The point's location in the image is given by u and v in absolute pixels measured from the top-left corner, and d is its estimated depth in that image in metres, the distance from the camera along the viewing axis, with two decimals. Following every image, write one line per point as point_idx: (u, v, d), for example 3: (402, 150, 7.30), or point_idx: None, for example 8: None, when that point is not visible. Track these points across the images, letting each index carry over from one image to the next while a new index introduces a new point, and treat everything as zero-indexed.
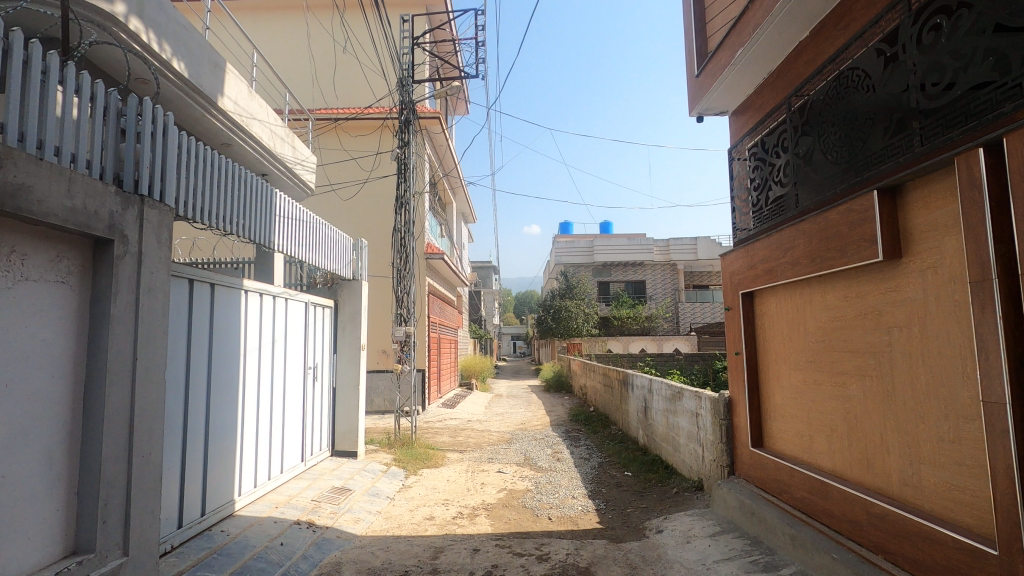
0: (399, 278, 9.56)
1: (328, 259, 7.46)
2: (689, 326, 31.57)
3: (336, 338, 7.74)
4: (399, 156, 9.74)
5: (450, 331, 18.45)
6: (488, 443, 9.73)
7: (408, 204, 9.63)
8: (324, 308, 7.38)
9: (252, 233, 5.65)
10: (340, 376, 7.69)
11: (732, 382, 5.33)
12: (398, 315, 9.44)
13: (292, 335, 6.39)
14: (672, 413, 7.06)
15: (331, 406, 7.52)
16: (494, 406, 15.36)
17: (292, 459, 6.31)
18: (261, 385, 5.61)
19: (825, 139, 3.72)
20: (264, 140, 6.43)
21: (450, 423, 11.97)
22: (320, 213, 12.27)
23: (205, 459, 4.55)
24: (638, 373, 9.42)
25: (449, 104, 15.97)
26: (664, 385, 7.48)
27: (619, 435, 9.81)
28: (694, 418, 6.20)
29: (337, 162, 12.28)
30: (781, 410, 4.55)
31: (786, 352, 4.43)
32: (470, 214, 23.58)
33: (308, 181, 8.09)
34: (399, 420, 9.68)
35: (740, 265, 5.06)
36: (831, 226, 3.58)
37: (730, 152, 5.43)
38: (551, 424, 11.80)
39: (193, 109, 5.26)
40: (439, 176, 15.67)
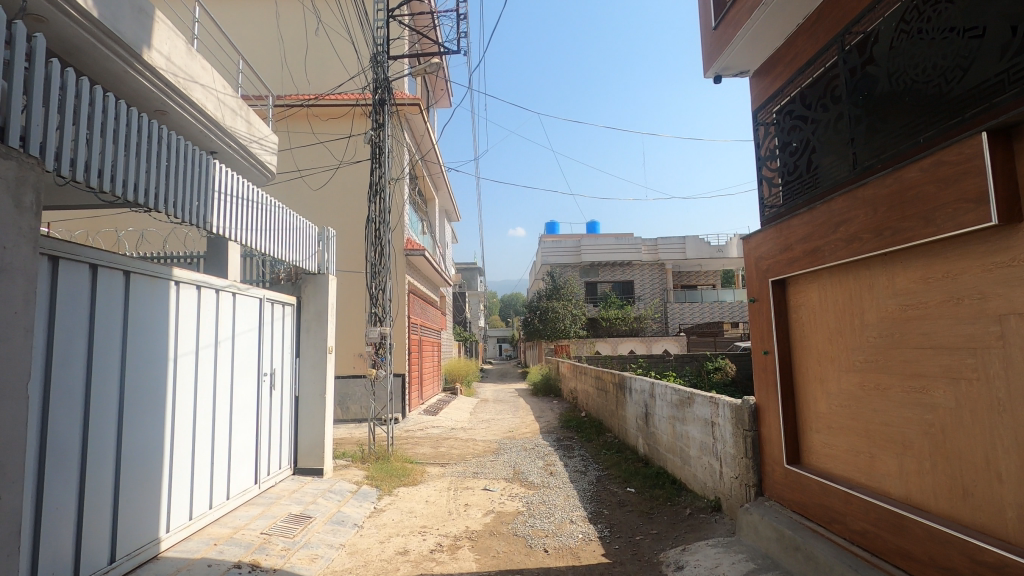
0: (374, 273, 8.57)
1: (289, 249, 6.54)
2: (679, 327, 31.01)
3: (299, 341, 6.82)
4: (373, 139, 8.82)
5: (433, 333, 17.53)
6: (472, 455, 8.85)
7: (383, 192, 8.70)
8: (284, 306, 6.47)
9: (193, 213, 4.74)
10: (304, 384, 6.77)
11: (757, 387, 4.55)
12: (372, 314, 8.49)
13: (242, 337, 5.48)
14: (681, 421, 6.25)
15: (292, 418, 6.60)
16: (480, 412, 14.47)
17: (243, 483, 5.39)
18: (200, 395, 4.69)
19: (896, 79, 2.93)
20: (208, 108, 5.50)
21: (432, 432, 11.07)
22: (288, 205, 11.33)
23: (115, 490, 3.64)
24: (637, 376, 8.58)
25: (430, 92, 15.08)
26: (670, 389, 6.67)
27: (616, 444, 8.97)
28: (709, 427, 5.40)
29: (306, 148, 11.41)
30: (825, 420, 3.77)
31: (833, 351, 3.65)
32: (453, 212, 22.78)
33: (267, 162, 7.16)
34: (374, 430, 8.77)
35: (770, 247, 4.27)
36: (909, 188, 2.78)
37: (752, 116, 4.63)
38: (542, 432, 10.95)
39: (112, 63, 4.32)
40: (419, 166, 14.78)
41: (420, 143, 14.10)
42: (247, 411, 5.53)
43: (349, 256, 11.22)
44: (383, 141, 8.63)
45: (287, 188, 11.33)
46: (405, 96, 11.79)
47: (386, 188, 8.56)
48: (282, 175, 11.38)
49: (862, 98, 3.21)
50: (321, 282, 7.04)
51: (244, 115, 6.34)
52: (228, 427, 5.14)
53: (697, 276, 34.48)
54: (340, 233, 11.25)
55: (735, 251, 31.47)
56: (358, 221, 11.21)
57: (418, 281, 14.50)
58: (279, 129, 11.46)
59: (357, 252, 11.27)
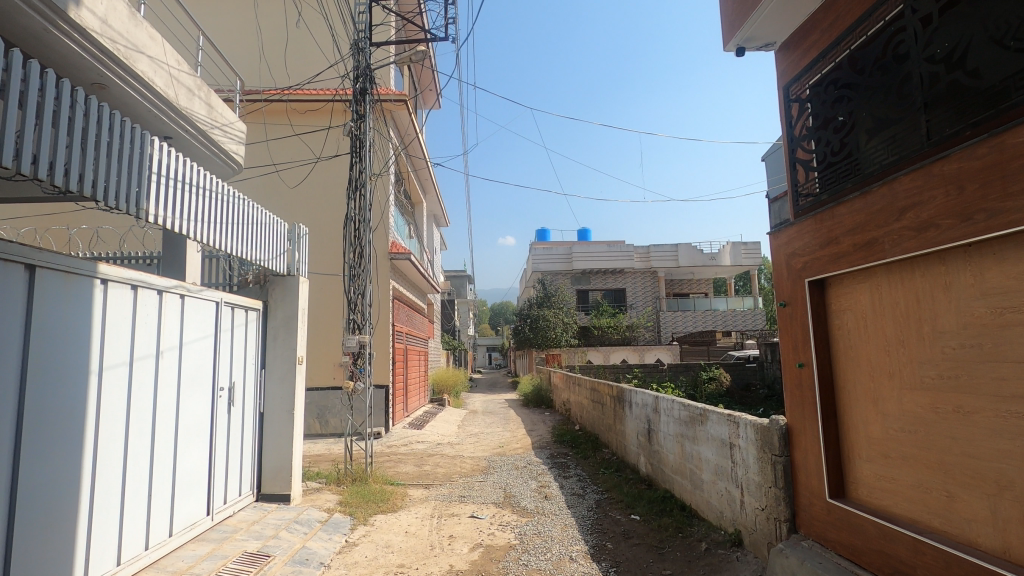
0: (352, 276, 7.81)
1: (257, 247, 5.84)
2: (671, 336, 30.59)
3: (264, 350, 6.10)
4: (353, 131, 8.16)
5: (419, 342, 16.81)
6: (459, 475, 8.15)
7: (364, 188, 7.96)
8: (247, 311, 5.76)
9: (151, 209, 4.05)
10: (269, 398, 6.04)
11: (788, 404, 3.91)
12: (349, 322, 7.73)
13: (192, 345, 4.76)
14: (692, 440, 5.61)
15: (256, 437, 5.88)
16: (468, 425, 13.75)
17: (192, 515, 4.66)
18: (135, 416, 3.96)
19: (994, 23, 2.36)
20: (157, 83, 4.82)
21: (416, 448, 10.35)
22: (263, 204, 10.65)
23: (6, 540, 2.92)
24: (637, 389, 7.93)
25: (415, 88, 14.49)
26: (679, 404, 6.04)
27: (615, 462, 8.30)
28: (727, 449, 4.77)
29: (283, 142, 10.77)
30: (881, 447, 3.14)
31: (891, 363, 3.04)
32: (442, 217, 22.20)
33: (233, 152, 6.46)
34: (352, 447, 8.04)
35: (805, 242, 3.65)
36: (1012, 158, 2.19)
37: (780, 92, 4.02)
38: (534, 448, 10.26)
39: (30, 22, 3.60)
40: (404, 164, 14.14)
41: (405, 140, 13.52)
42: (199, 431, 4.81)
43: (327, 258, 10.52)
44: (365, 133, 7.98)
45: (262, 185, 10.67)
46: (390, 92, 11.32)
47: (367, 183, 7.89)
48: (258, 172, 10.72)
49: (941, 52, 2.62)
50: (291, 284, 6.33)
51: (204, 97, 5.66)
52: (173, 451, 4.41)
53: (688, 285, 34.37)
54: (319, 233, 10.59)
55: (727, 259, 31.20)
56: (338, 221, 10.56)
57: (403, 286, 13.80)
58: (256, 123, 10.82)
59: (337, 254, 10.59)
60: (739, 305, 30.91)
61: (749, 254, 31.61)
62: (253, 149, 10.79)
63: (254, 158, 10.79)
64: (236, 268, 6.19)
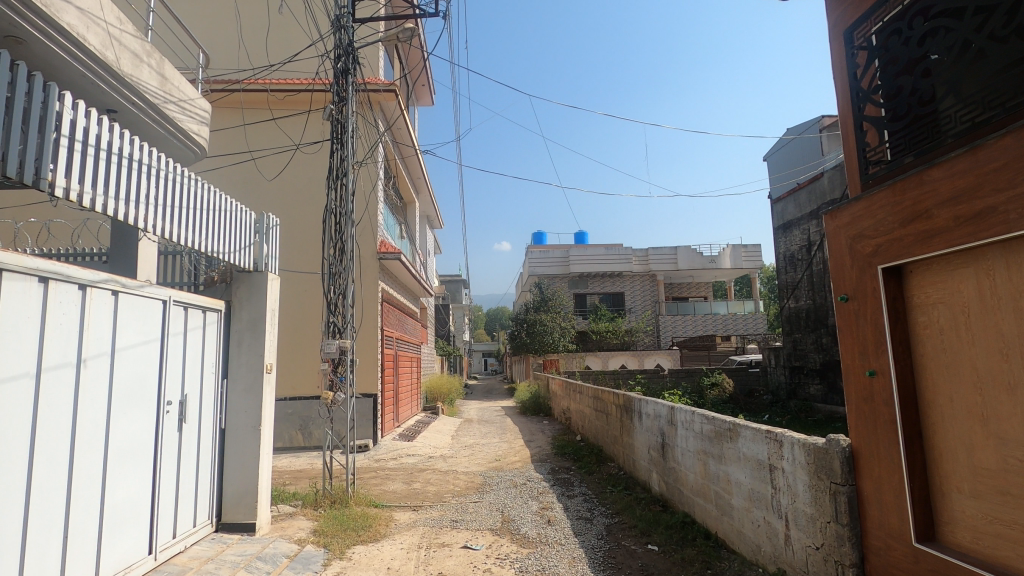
0: (332, 276, 7.02)
1: (217, 238, 5.06)
2: (670, 340, 30.03)
3: (228, 356, 5.33)
4: (334, 116, 7.41)
5: (411, 348, 16.04)
6: (452, 494, 7.38)
7: (346, 178, 7.20)
8: (204, 312, 5.00)
9: (68, 181, 3.30)
10: (231, 413, 5.25)
11: (852, 421, 3.18)
12: (328, 325, 6.93)
13: (131, 351, 3.98)
14: (719, 460, 4.89)
15: (217, 457, 5.10)
16: (463, 436, 12.98)
17: (128, 555, 3.89)
18: (42, 441, 3.17)
19: None
20: (92, 44, 4.08)
21: (407, 463, 9.58)
22: (240, 196, 10.11)
23: None
24: (648, 398, 7.19)
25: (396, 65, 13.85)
26: (701, 417, 5.32)
27: (623, 479, 7.54)
28: (766, 472, 4.03)
29: (262, 131, 10.24)
30: (995, 480, 2.43)
31: (1012, 371, 2.33)
32: (435, 218, 21.49)
33: (194, 133, 5.71)
34: (331, 463, 7.27)
35: (878, 219, 2.93)
36: None
37: (831, 40, 3.33)
38: (533, 461, 9.49)
39: None
40: (393, 158, 13.41)
41: (395, 134, 12.82)
42: (138, 454, 4.03)
43: (306, 257, 9.93)
44: (347, 117, 7.24)
45: (238, 175, 10.19)
46: (379, 82, 10.96)
47: (349, 172, 7.14)
48: (235, 163, 10.23)
49: None
50: (258, 281, 5.53)
51: (155, 65, 4.95)
52: (99, 480, 3.61)
53: (687, 288, 33.84)
54: (300, 230, 10.13)
55: (726, 262, 30.69)
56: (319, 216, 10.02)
57: (393, 288, 13.05)
58: (231, 111, 10.30)
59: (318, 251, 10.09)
60: (739, 308, 30.39)
61: (749, 257, 31.11)
62: (231, 139, 10.27)
63: (232, 150, 10.26)
64: (200, 266, 5.46)
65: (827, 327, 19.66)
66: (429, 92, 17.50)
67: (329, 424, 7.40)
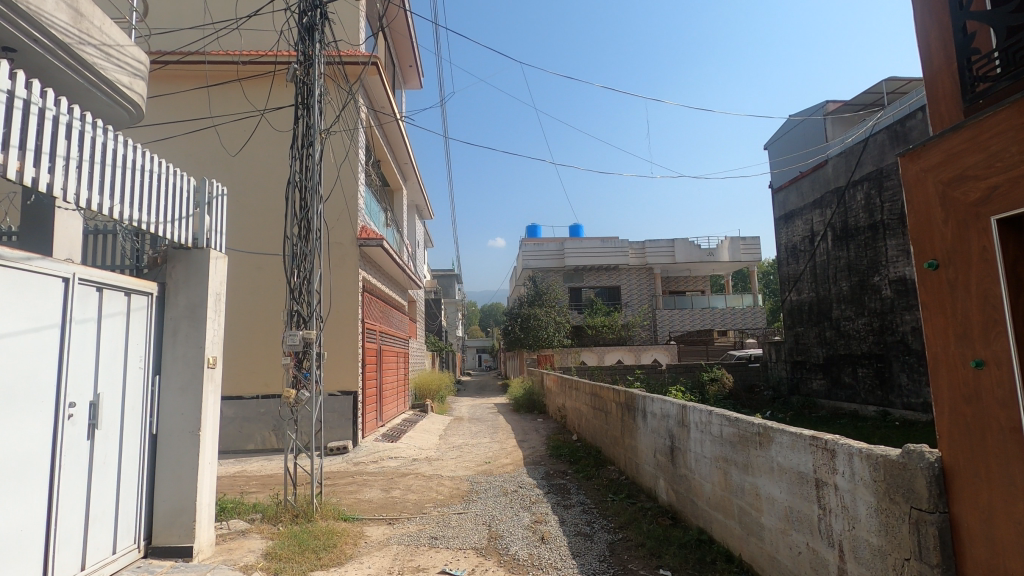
0: (295, 258, 6.18)
1: (141, 205, 4.14)
2: (668, 335, 29.37)
3: (161, 349, 4.47)
4: (297, 77, 6.56)
5: (398, 342, 15.22)
6: (433, 504, 6.57)
7: (314, 147, 6.33)
8: (128, 295, 4.16)
9: None
10: (164, 415, 4.41)
11: (943, 429, 2.41)
12: (292, 314, 6.09)
13: (10, 340, 3.13)
14: (744, 469, 4.11)
15: (145, 469, 4.27)
16: (451, 436, 12.22)
17: None
18: None
19: None
20: None
21: (388, 467, 8.80)
22: (198, 163, 10.14)
23: None
24: (653, 395, 6.40)
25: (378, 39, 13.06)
26: (720, 418, 4.55)
27: (625, 486, 6.77)
28: (811, 489, 3.24)
29: (227, 103, 10.20)
30: None
31: None
32: (424, 208, 20.65)
33: (121, 85, 4.79)
34: (296, 470, 6.48)
35: (992, 152, 2.15)
36: None
37: None
38: (526, 464, 8.72)
39: None
40: (377, 138, 12.64)
41: (378, 111, 12.04)
42: (21, 470, 3.18)
43: (265, 238, 10.14)
44: (313, 79, 6.36)
45: (195, 145, 10.15)
46: (359, 54, 10.27)
47: (317, 141, 6.28)
48: (195, 133, 10.17)
49: None
50: (198, 259, 4.63)
51: None
52: None
53: (684, 282, 33.20)
54: (258, 208, 10.16)
55: (725, 255, 30.05)
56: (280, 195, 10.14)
57: (377, 278, 12.23)
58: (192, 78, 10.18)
59: (276, 229, 10.17)
60: (738, 302, 29.76)
61: (748, 250, 30.42)
62: (192, 109, 10.20)
63: (192, 121, 10.18)
64: (140, 246, 4.57)
65: (830, 320, 19.05)
66: (416, 75, 16.71)
67: (294, 428, 6.55)
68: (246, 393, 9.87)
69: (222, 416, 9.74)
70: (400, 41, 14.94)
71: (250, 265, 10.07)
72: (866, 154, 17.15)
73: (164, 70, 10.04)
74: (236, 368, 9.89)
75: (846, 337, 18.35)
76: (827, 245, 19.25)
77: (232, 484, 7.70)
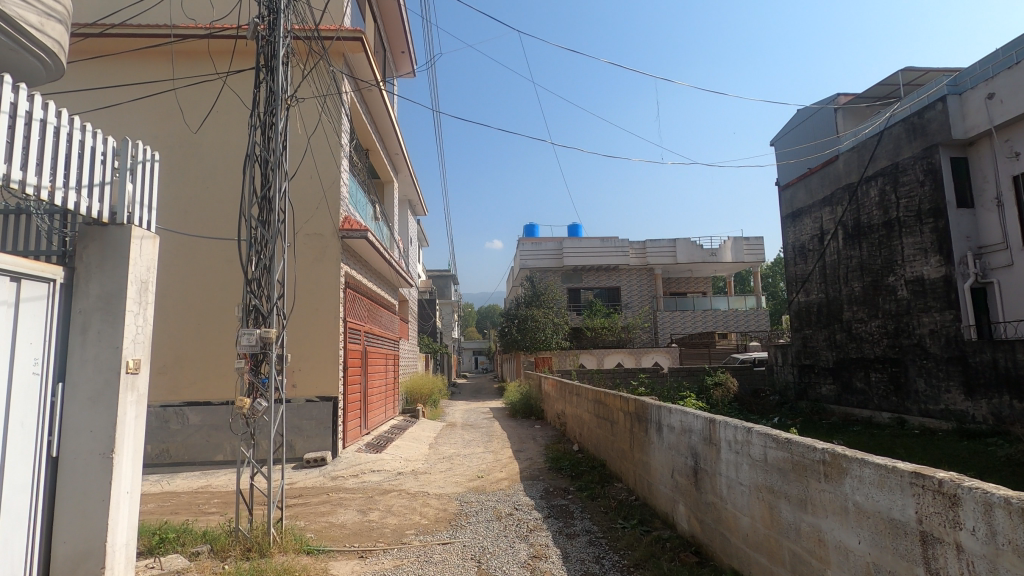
0: (253, 243, 5.27)
1: (37, 164, 3.17)
2: (669, 337, 28.51)
3: (65, 351, 3.57)
4: (256, 36, 5.65)
5: (387, 343, 14.31)
6: (415, 532, 5.67)
7: (279, 120, 5.43)
8: (17, 283, 3.25)
9: None
10: (66, 433, 3.51)
11: None
12: (248, 310, 5.16)
13: None
14: (799, 506, 3.24)
15: (37, 503, 3.36)
16: (443, 444, 11.31)
17: None
18: None
19: None
20: None
21: (369, 482, 7.89)
22: (156, 130, 9.44)
23: None
24: (671, 405, 5.51)
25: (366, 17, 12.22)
26: (764, 438, 3.68)
27: (636, 510, 5.89)
28: (913, 544, 2.38)
29: (192, 82, 9.49)
30: None
31: None
32: (418, 203, 19.81)
33: (25, 25, 3.87)
34: (252, 491, 5.51)
35: None
36: None
37: None
38: (523, 480, 7.82)
39: None
40: (365, 122, 11.80)
41: (364, 92, 11.18)
42: None
43: (224, 217, 9.38)
44: (277, 36, 5.43)
45: (157, 128, 9.46)
46: (341, 28, 9.44)
47: (281, 110, 5.37)
48: (158, 115, 9.46)
49: None
50: (115, 239, 3.72)
51: None
52: None
53: (685, 284, 32.38)
54: (221, 185, 9.43)
55: (728, 255, 29.27)
56: None
57: (363, 275, 11.32)
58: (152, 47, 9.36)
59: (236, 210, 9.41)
60: (741, 304, 28.92)
61: (751, 251, 29.60)
62: (153, 88, 9.46)
63: (153, 102, 9.45)
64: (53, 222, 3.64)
65: (841, 322, 18.22)
66: (409, 62, 15.83)
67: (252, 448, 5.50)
68: (214, 399, 8.98)
69: (187, 424, 8.85)
70: (391, 22, 14.04)
71: (218, 257, 9.27)
72: (881, 148, 16.34)
73: (120, 43, 9.26)
74: (204, 370, 9.03)
75: (858, 340, 17.53)
76: (837, 244, 18.41)
77: (190, 505, 6.79)
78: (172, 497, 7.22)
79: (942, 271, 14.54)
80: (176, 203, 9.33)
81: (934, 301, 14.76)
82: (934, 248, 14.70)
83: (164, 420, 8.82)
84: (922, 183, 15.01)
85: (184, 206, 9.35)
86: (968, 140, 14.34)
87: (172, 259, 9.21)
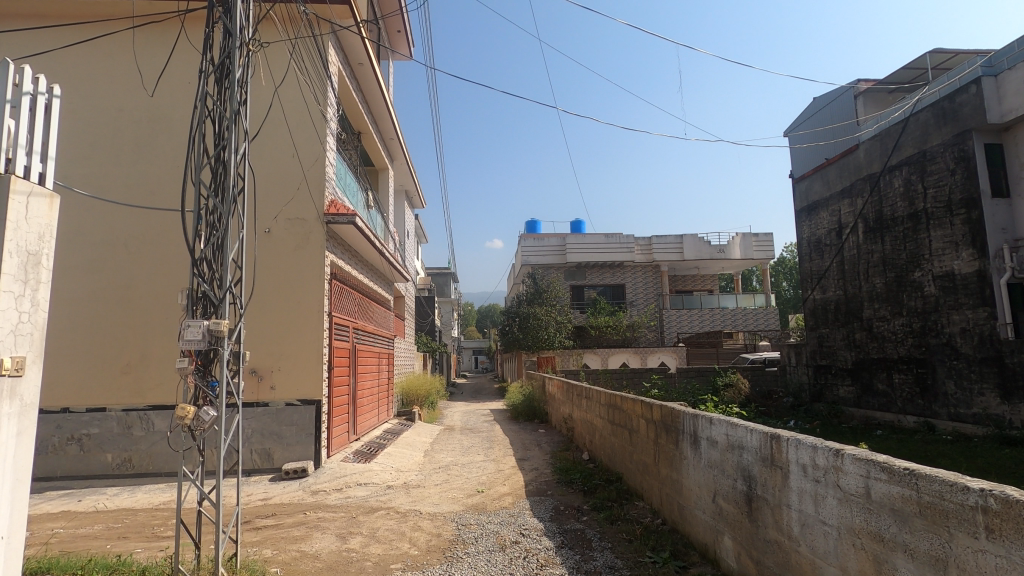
0: (203, 216, 4.28)
1: None
2: (676, 337, 27.50)
3: None
4: None
5: (381, 342, 13.33)
6: (401, 566, 4.69)
7: (237, 70, 4.45)
8: None
9: None
10: None
11: None
12: (194, 297, 4.18)
13: None
14: (933, 568, 2.30)
15: None
16: (439, 452, 10.32)
17: None
18: None
19: None
20: None
21: (354, 497, 6.92)
22: (112, 96, 8.49)
23: None
24: (712, 415, 4.54)
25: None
26: (865, 467, 2.72)
27: (666, 538, 4.93)
28: None
29: (155, 49, 8.59)
30: None
31: None
32: (415, 195, 18.91)
33: None
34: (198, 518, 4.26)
35: None
36: None
37: None
38: (529, 497, 6.84)
39: None
40: (357, 100, 10.86)
41: (353, 67, 10.26)
42: None
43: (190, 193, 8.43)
44: None
45: (116, 102, 8.50)
46: None
47: (239, 56, 4.39)
48: (117, 88, 8.51)
49: None
50: None
51: None
52: None
53: (692, 282, 31.40)
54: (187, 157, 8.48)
55: (736, 252, 28.29)
56: None
57: (351, 266, 10.34)
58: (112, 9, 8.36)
59: None
60: (750, 302, 27.99)
61: (760, 248, 28.64)
62: (111, 59, 8.52)
63: (112, 74, 8.52)
64: None
65: (861, 320, 17.23)
66: (406, 42, 14.94)
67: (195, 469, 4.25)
68: None
69: (153, 429, 7.89)
70: None
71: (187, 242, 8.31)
72: (907, 135, 15.37)
73: (75, 6, 8.26)
74: (171, 370, 8.06)
75: (880, 339, 16.55)
76: (856, 238, 17.40)
77: (144, 527, 5.83)
78: (126, 517, 6.25)
79: (975, 265, 13.58)
80: (141, 183, 8.38)
81: (966, 297, 13.79)
82: (967, 241, 13.73)
83: (126, 426, 7.87)
84: (953, 171, 14.05)
85: (146, 186, 8.38)
86: (1004, 125, 13.39)
87: (138, 247, 8.28)
